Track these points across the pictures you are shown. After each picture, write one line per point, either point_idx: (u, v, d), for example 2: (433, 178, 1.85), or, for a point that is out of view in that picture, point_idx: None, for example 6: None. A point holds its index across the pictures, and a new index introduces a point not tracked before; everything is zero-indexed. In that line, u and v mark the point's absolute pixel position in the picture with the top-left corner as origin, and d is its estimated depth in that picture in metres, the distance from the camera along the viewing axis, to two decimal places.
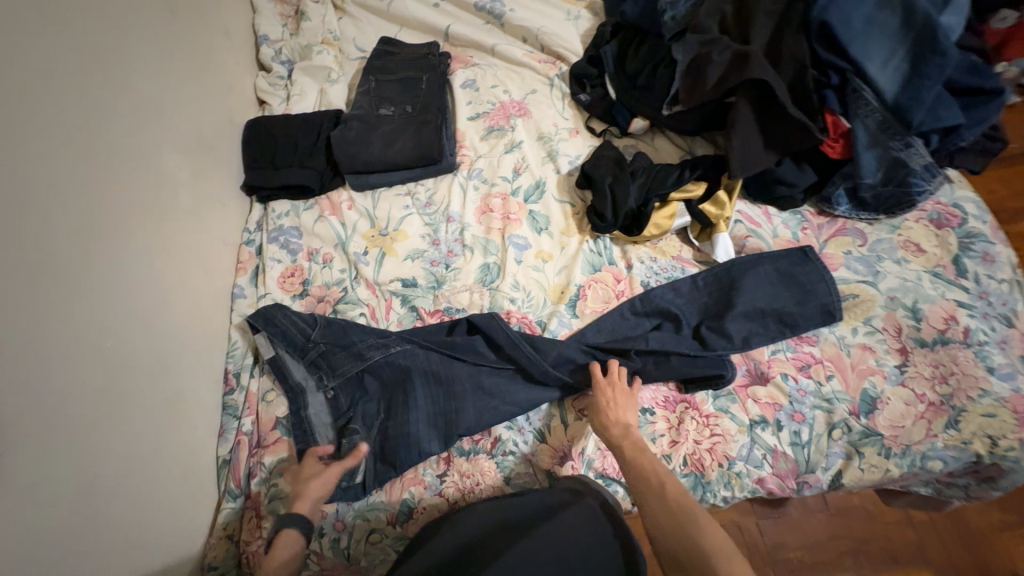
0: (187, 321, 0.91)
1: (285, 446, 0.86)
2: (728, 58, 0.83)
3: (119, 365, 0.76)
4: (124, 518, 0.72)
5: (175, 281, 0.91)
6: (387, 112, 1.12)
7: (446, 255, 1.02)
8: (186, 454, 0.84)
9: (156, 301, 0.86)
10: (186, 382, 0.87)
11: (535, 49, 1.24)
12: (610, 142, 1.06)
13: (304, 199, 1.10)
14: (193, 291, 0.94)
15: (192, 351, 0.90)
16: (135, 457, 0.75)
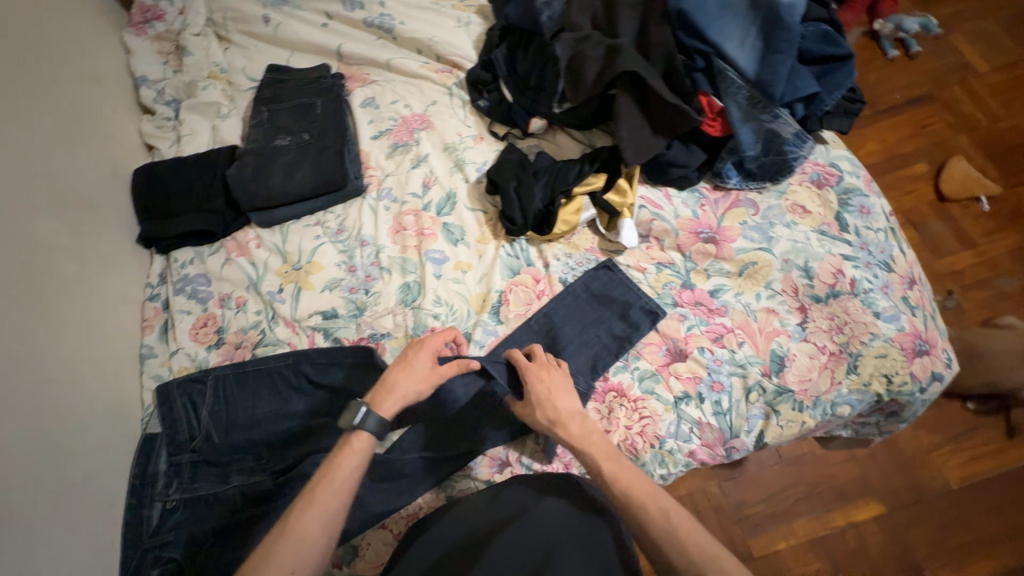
0: (92, 394, 0.84)
1: (215, 509, 0.81)
2: (602, 53, 0.86)
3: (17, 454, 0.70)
4: None
5: (73, 354, 0.84)
6: (284, 142, 1.08)
7: (364, 280, 1.00)
8: (108, 537, 0.79)
9: (53, 379, 0.79)
10: (98, 461, 0.81)
11: (431, 60, 1.23)
12: (514, 145, 1.07)
13: (208, 243, 1.05)
14: (95, 360, 0.87)
15: (102, 424, 0.84)
16: (47, 551, 0.70)
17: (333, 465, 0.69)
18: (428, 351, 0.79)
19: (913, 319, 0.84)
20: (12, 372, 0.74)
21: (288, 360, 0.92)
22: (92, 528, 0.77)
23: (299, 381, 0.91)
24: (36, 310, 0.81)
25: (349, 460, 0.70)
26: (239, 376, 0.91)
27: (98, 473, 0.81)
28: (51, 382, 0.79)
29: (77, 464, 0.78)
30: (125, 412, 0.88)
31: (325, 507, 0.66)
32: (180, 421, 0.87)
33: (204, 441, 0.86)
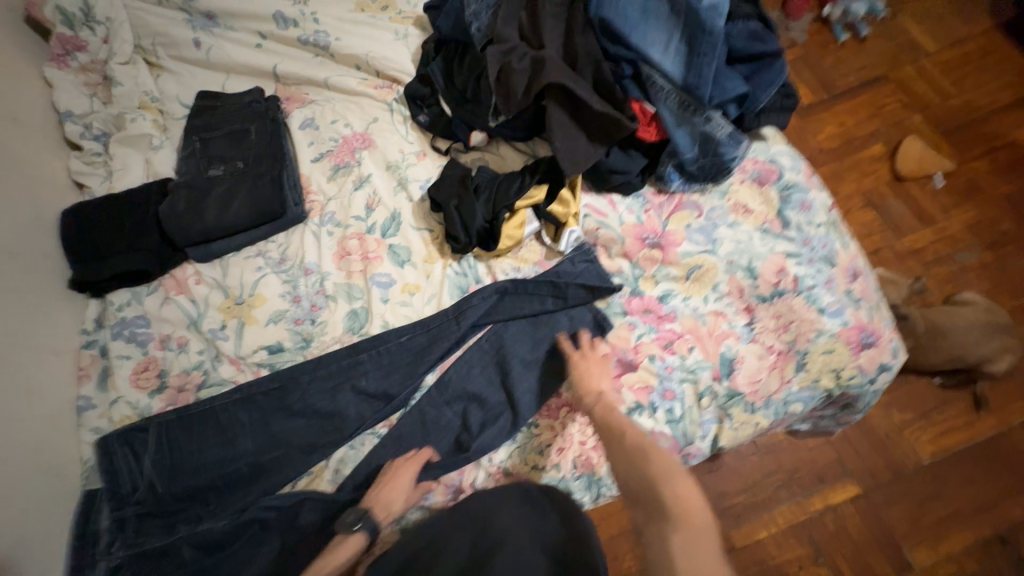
0: (22, 457, 0.80)
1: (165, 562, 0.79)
2: (528, 64, 0.84)
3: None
4: None
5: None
6: (218, 173, 1.05)
7: (310, 310, 0.97)
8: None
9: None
10: (32, 528, 0.78)
11: (370, 76, 1.20)
12: (456, 160, 1.05)
13: (145, 283, 1.01)
14: (25, 421, 0.83)
15: (34, 489, 0.80)
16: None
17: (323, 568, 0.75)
18: (410, 474, 0.81)
19: (857, 312, 0.84)
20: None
21: (235, 398, 0.89)
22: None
23: (245, 420, 0.88)
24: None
25: (339, 556, 0.76)
26: (182, 421, 0.88)
27: (33, 542, 0.77)
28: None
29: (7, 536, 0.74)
30: (60, 472, 0.85)
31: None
32: (120, 474, 0.84)
33: (148, 492, 0.83)
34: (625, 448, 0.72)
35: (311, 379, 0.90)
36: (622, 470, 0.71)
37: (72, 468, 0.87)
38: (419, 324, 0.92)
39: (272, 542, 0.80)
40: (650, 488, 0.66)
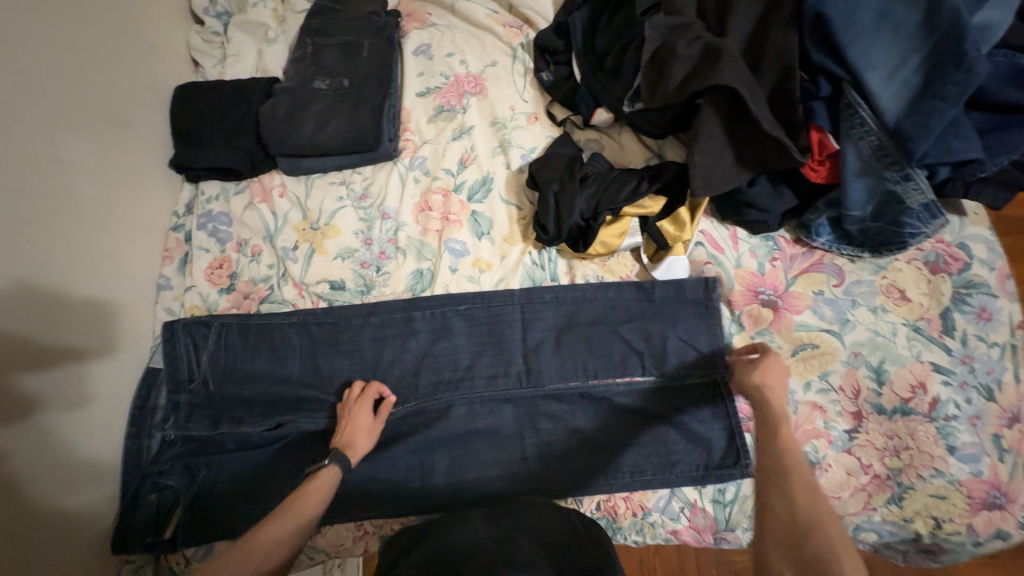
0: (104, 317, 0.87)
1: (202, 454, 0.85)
2: (696, 52, 0.68)
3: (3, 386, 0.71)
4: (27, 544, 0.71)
5: (81, 280, 0.85)
6: (321, 86, 0.99)
7: (378, 257, 0.94)
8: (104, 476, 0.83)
9: (55, 306, 0.80)
10: (100, 393, 0.84)
11: (502, 9, 1.05)
12: (569, 136, 0.92)
13: (236, 182, 1.02)
14: (109, 287, 0.89)
15: (104, 359, 0.86)
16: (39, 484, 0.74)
17: (297, 501, 0.71)
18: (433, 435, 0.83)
19: (997, 465, 0.68)
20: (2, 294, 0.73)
21: (292, 322, 0.90)
22: (88, 460, 0.81)
23: (297, 344, 0.90)
24: (40, 223, 0.79)
25: (314, 493, 0.72)
26: (241, 329, 0.91)
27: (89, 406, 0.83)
28: (49, 308, 0.79)
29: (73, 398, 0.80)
30: (129, 342, 0.90)
31: (286, 535, 0.67)
32: (180, 362, 0.89)
33: (201, 385, 0.88)
34: (784, 469, 0.59)
35: (365, 323, 0.89)
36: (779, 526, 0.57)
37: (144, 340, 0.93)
38: (480, 298, 0.87)
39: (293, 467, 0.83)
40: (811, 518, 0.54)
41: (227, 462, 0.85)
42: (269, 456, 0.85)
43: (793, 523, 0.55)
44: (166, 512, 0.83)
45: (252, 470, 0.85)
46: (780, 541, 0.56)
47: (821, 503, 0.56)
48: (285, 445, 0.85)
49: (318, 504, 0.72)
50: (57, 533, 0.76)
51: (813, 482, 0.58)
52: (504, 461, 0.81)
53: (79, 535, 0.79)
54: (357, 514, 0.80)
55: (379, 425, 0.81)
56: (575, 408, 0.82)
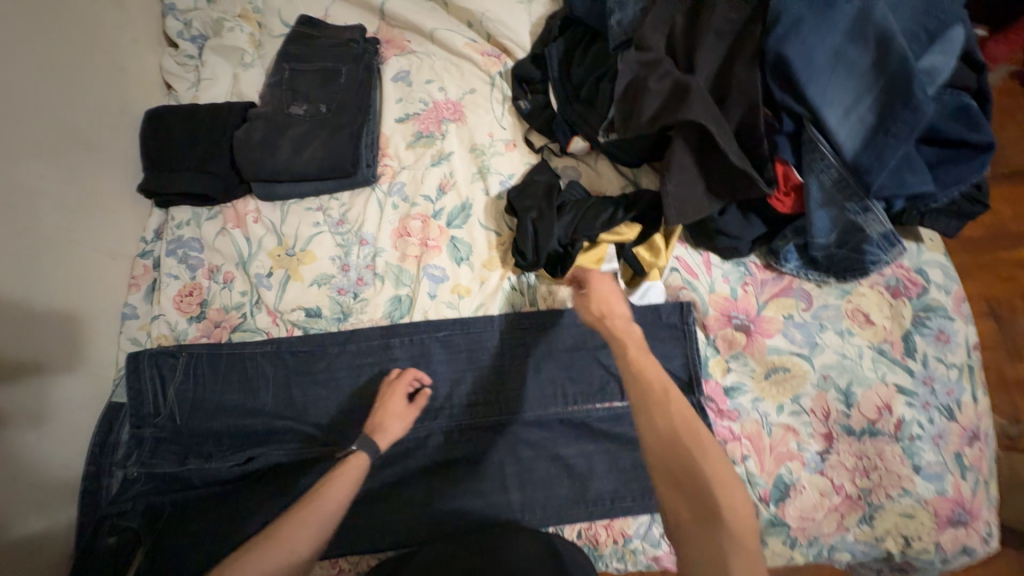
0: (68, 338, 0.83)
1: (168, 493, 0.81)
2: (667, 87, 0.70)
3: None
4: None
5: (46, 300, 0.81)
6: (299, 111, 0.99)
7: (355, 283, 0.93)
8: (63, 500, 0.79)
9: (18, 322, 0.76)
10: (62, 417, 0.81)
11: (480, 38, 1.08)
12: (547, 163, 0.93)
13: (209, 207, 1.00)
14: (76, 306, 0.86)
15: (68, 382, 0.82)
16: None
17: (326, 490, 0.69)
18: (412, 466, 0.81)
19: (960, 483, 0.70)
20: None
21: (266, 351, 0.88)
22: (42, 505, 0.76)
23: (271, 374, 0.87)
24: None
25: (341, 482, 0.70)
26: (212, 359, 0.88)
27: (47, 447, 0.78)
28: (8, 338, 0.75)
29: (33, 423, 0.76)
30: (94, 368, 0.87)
31: (312, 526, 0.64)
32: (145, 395, 0.86)
33: (168, 419, 0.84)
34: (654, 393, 0.58)
35: (343, 351, 0.88)
36: (668, 491, 0.52)
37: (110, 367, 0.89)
38: (460, 324, 0.88)
39: (265, 505, 0.79)
40: (693, 433, 0.54)
41: (192, 499, 0.81)
42: (236, 493, 0.80)
43: (664, 452, 0.53)
44: (127, 555, 0.78)
45: (217, 508, 0.80)
46: (675, 502, 0.52)
47: (696, 423, 0.55)
48: (254, 480, 0.81)
49: (347, 492, 0.69)
50: (18, 560, 0.71)
51: (673, 396, 0.57)
52: (485, 492, 0.80)
53: (44, 555, 0.75)
54: (332, 553, 0.77)
55: (413, 414, 0.80)
56: (556, 435, 0.82)
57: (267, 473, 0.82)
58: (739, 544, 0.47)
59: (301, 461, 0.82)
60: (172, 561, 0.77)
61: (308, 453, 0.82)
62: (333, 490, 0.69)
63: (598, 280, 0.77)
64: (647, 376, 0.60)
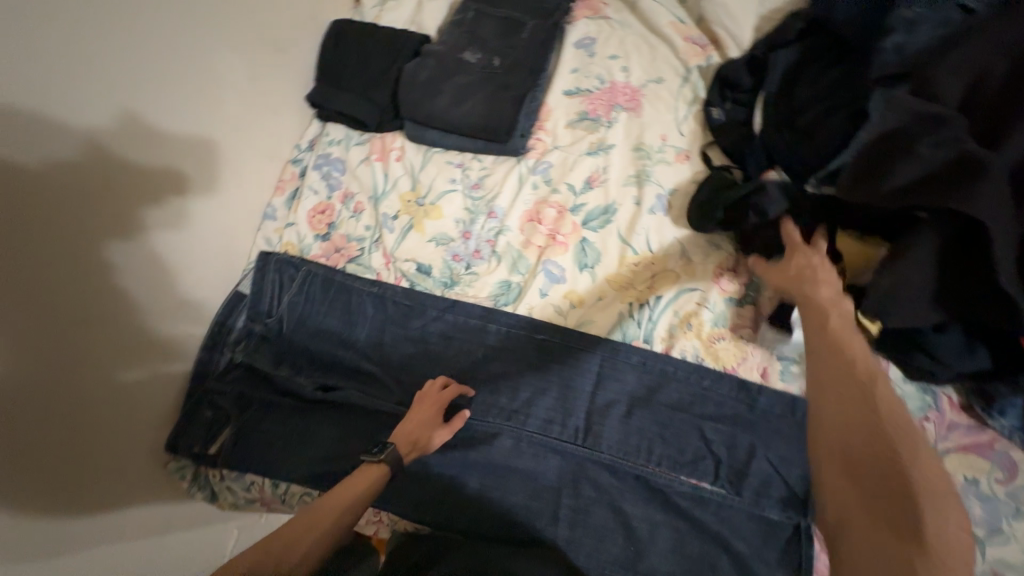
0: (232, 201, 0.92)
1: (252, 389, 0.87)
2: (945, 159, 0.53)
3: (143, 225, 0.78)
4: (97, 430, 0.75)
5: (212, 170, 0.87)
6: (471, 59, 0.93)
7: (471, 253, 0.89)
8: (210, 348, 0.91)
9: (202, 165, 0.85)
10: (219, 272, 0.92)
11: (688, 21, 0.92)
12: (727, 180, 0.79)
13: (360, 133, 1.01)
14: (245, 177, 0.94)
15: (229, 243, 0.93)
16: (154, 331, 0.82)
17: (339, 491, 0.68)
18: (470, 456, 0.79)
19: None
20: (142, 143, 0.75)
21: (372, 292, 0.90)
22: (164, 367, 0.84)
23: (371, 314, 0.89)
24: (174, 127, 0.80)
25: (355, 485, 0.69)
26: (326, 281, 0.92)
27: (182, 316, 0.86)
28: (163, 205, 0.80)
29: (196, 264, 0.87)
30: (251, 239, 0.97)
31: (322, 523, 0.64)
32: (265, 293, 0.92)
33: (276, 323, 0.91)
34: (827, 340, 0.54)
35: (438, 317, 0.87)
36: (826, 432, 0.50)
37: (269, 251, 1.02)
38: (561, 333, 0.82)
39: (332, 435, 0.83)
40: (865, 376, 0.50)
41: (275, 403, 0.85)
42: (311, 413, 0.84)
43: (833, 388, 0.51)
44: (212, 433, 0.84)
45: (291, 420, 0.84)
46: (831, 443, 0.49)
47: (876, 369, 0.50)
48: (329, 407, 0.84)
49: (362, 493, 0.68)
50: (134, 407, 0.80)
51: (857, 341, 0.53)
52: (533, 515, 0.75)
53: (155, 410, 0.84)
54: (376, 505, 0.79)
55: (446, 435, 0.77)
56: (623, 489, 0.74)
57: (341, 406, 0.84)
58: (927, 497, 0.43)
59: (371, 407, 0.83)
60: (243, 452, 0.83)
61: (380, 405, 0.82)
62: (347, 490, 0.68)
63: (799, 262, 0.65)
64: (828, 325, 0.56)
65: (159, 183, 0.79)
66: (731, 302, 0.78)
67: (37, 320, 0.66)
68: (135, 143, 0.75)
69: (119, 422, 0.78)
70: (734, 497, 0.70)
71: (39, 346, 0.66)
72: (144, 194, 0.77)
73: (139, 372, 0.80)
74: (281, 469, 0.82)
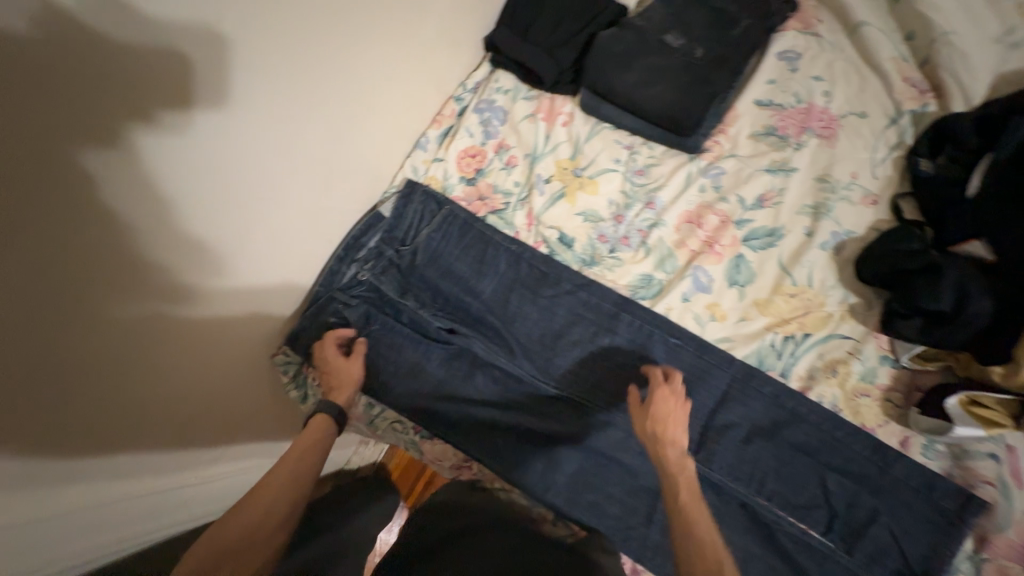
0: (284, 116, 0.68)
1: (369, 311, 0.86)
2: None
3: (265, 149, 0.67)
4: (211, 371, 0.71)
5: (346, 75, 0.75)
6: (673, 43, 0.88)
7: (619, 238, 0.88)
8: (296, 269, 0.83)
9: (324, 78, 0.71)
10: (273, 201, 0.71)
11: (911, 61, 0.87)
12: (923, 237, 0.75)
13: (530, 88, 0.99)
14: (303, 82, 0.68)
15: (325, 168, 0.79)
16: (274, 252, 0.76)
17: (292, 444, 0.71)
18: (574, 435, 0.79)
19: None
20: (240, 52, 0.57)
21: (511, 249, 0.89)
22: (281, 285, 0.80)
23: (502, 270, 0.89)
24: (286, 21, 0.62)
25: (309, 438, 0.72)
26: (465, 225, 0.91)
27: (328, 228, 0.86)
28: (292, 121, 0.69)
29: (241, 193, 0.66)
30: (317, 162, 0.77)
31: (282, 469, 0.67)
32: (402, 219, 0.92)
33: (408, 253, 0.89)
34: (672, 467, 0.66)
35: (563, 291, 0.86)
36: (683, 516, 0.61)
37: (355, 177, 0.87)
38: (697, 343, 0.80)
39: (442, 376, 0.84)
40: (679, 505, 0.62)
41: (394, 328, 0.86)
42: (427, 348, 0.85)
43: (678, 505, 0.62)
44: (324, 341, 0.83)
45: (406, 351, 0.85)
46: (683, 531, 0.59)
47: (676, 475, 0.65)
48: (444, 349, 0.84)
49: (315, 435, 0.72)
50: (249, 328, 0.76)
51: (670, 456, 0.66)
52: (627, 508, 0.76)
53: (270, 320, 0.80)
54: (472, 454, 0.81)
55: (353, 365, 0.82)
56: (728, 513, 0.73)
57: (460, 354, 0.85)
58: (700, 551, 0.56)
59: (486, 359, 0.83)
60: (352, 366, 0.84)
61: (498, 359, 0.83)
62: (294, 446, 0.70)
63: (663, 399, 0.70)
64: (670, 422, 0.69)
65: (165, 82, 0.51)
66: (886, 361, 0.75)
67: (140, 292, 0.56)
68: (149, 41, 0.47)
69: (166, 387, 0.64)
70: (843, 554, 0.69)
71: (137, 316, 0.57)
72: (151, 103, 0.50)
73: (229, 310, 0.71)
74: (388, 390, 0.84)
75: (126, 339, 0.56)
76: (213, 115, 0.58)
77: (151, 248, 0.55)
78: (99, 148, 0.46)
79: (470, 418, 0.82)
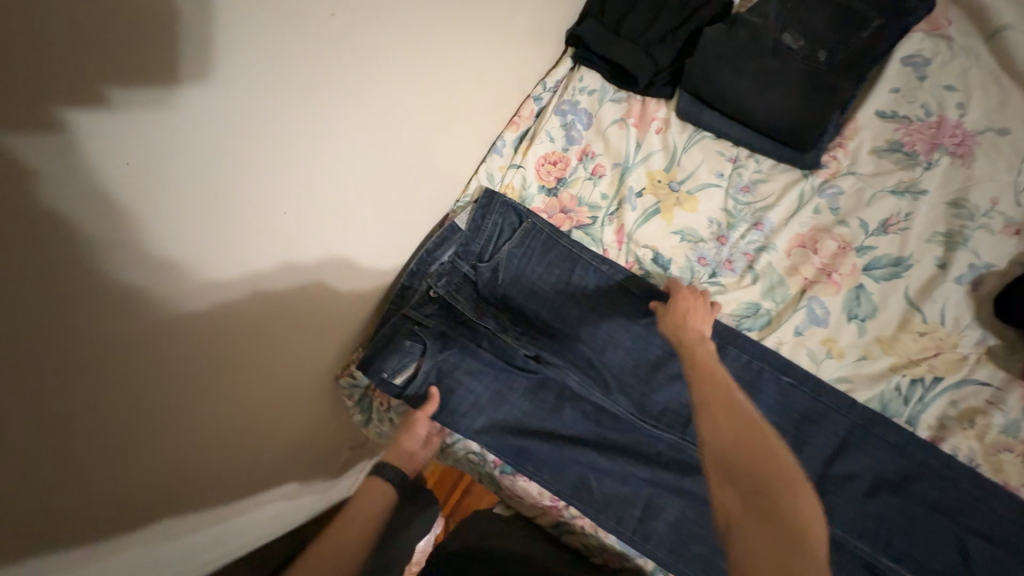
0: (328, 112, 0.52)
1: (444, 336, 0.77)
2: None
3: (305, 153, 0.52)
4: (226, 416, 0.59)
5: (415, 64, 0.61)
6: (791, 44, 0.81)
7: (720, 262, 0.80)
8: (330, 301, 0.68)
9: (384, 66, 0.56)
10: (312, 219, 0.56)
11: None
12: None
13: (619, 89, 0.90)
14: (351, 70, 0.52)
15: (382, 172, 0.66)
16: (316, 275, 0.62)
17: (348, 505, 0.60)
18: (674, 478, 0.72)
19: None
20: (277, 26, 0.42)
21: (598, 268, 0.81)
22: (321, 311, 0.67)
23: (589, 293, 0.81)
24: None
25: (366, 498, 0.61)
26: (549, 242, 0.83)
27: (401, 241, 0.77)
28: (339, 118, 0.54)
29: (267, 211, 0.50)
30: (363, 172, 0.62)
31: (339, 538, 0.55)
32: (480, 232, 0.83)
33: (489, 269, 0.82)
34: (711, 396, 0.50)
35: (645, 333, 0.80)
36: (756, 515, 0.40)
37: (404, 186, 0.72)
38: (813, 382, 0.72)
39: (528, 407, 0.76)
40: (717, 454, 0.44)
41: (473, 354, 0.77)
42: (513, 377, 0.77)
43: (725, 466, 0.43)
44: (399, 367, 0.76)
45: (494, 378, 0.77)
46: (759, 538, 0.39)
47: (749, 439, 0.44)
48: (528, 379, 0.77)
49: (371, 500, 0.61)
50: (276, 362, 0.63)
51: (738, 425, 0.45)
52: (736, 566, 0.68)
53: (331, 338, 0.73)
54: (563, 497, 0.72)
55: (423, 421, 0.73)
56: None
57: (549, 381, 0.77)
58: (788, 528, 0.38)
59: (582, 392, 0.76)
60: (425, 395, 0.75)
61: (588, 394, 0.76)
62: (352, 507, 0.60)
63: (684, 297, 0.72)
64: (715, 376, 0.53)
65: (152, 53, 0.34)
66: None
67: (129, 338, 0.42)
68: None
69: (167, 445, 0.51)
70: None
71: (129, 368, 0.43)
72: (138, 81, 0.34)
73: (254, 347, 0.57)
74: (468, 418, 0.75)
75: (107, 401, 0.42)
76: (231, 105, 0.42)
77: (136, 281, 0.40)
78: (50, 146, 0.31)
79: (560, 455, 0.73)
